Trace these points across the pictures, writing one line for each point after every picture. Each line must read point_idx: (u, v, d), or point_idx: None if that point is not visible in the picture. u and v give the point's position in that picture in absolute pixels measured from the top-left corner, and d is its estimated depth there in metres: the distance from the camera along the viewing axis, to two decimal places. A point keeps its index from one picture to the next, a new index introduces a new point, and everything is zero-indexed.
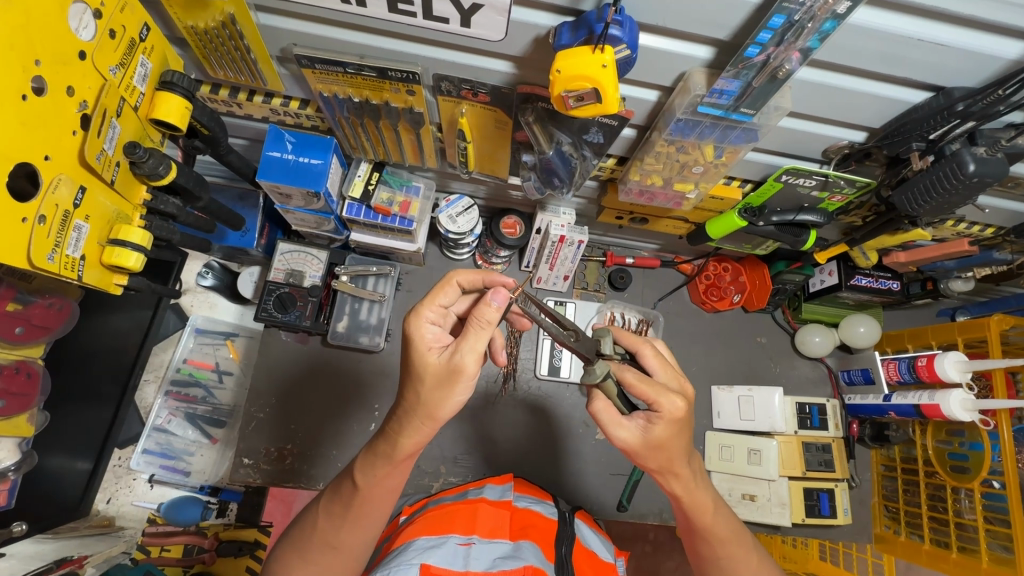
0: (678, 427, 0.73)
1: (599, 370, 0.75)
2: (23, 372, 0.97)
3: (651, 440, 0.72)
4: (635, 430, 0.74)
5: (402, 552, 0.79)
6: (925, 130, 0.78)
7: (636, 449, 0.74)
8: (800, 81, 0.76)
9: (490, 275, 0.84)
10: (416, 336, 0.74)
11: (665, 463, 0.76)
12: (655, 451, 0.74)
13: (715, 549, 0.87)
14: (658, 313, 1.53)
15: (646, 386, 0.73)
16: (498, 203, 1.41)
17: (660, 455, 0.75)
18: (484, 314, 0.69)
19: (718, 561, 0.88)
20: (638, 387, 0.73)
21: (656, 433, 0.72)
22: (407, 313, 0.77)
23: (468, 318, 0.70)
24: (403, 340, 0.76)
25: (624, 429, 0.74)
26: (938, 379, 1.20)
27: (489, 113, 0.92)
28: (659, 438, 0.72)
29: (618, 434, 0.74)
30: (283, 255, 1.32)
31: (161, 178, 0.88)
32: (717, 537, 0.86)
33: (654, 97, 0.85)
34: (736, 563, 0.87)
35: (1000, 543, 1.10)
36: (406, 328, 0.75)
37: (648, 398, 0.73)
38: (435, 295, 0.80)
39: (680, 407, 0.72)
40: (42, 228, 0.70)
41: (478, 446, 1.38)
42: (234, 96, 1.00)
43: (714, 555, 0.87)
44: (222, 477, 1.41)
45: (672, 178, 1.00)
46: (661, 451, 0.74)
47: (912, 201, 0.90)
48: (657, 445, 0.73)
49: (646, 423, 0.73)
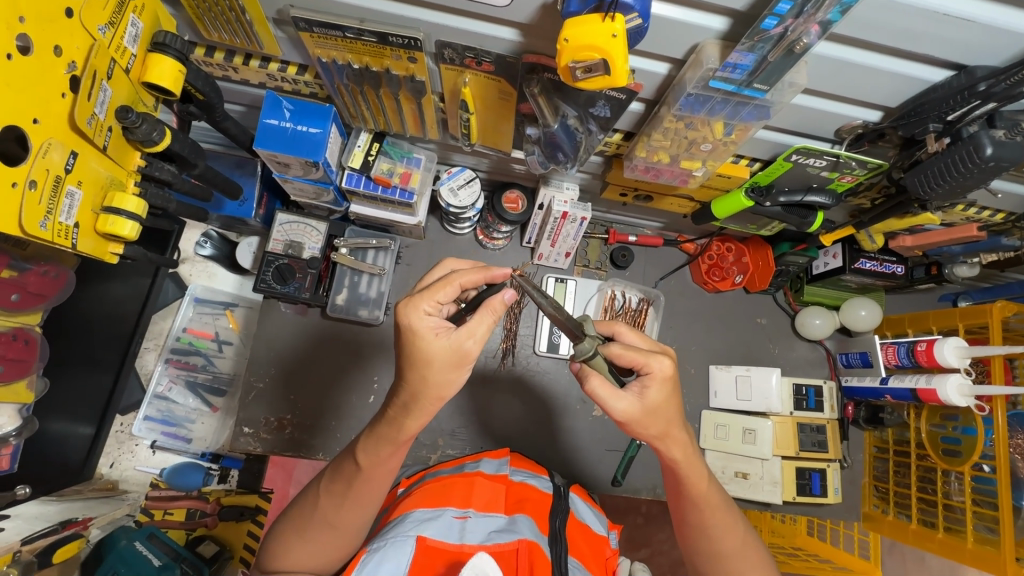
0: (670, 387, 0.77)
1: (588, 347, 0.77)
2: (21, 339, 0.96)
3: (647, 407, 0.75)
4: (633, 399, 0.75)
5: (399, 523, 0.80)
6: (944, 110, 0.76)
7: (636, 419, 0.76)
8: (818, 56, 0.73)
9: (491, 272, 0.82)
10: (419, 328, 0.73)
11: (663, 429, 0.78)
12: (653, 417, 0.76)
13: (705, 517, 0.89)
14: (659, 292, 1.52)
15: (634, 352, 0.77)
16: (501, 176, 1.38)
17: (659, 421, 0.77)
18: (493, 303, 0.73)
19: (707, 529, 0.89)
20: (625, 355, 0.78)
21: (652, 396, 0.75)
22: (404, 304, 0.74)
23: (481, 304, 0.72)
24: (402, 333, 0.74)
25: (622, 400, 0.75)
26: (937, 363, 1.21)
27: (492, 82, 0.89)
28: (655, 402, 0.75)
29: (616, 406, 0.74)
30: (281, 226, 1.30)
31: (155, 144, 0.85)
32: (709, 504, 0.88)
33: (665, 70, 0.82)
34: (724, 532, 0.89)
35: (985, 525, 1.12)
36: (407, 321, 0.73)
37: (638, 363, 0.77)
38: (434, 291, 0.76)
39: (669, 367, 0.77)
40: (33, 194, 0.69)
41: (479, 420, 1.39)
42: (230, 59, 0.96)
43: (703, 523, 0.89)
44: (222, 444, 1.47)
45: (679, 155, 0.97)
46: (659, 417, 0.77)
47: (925, 184, 0.87)
48: (655, 410, 0.76)
49: (641, 389, 0.76)
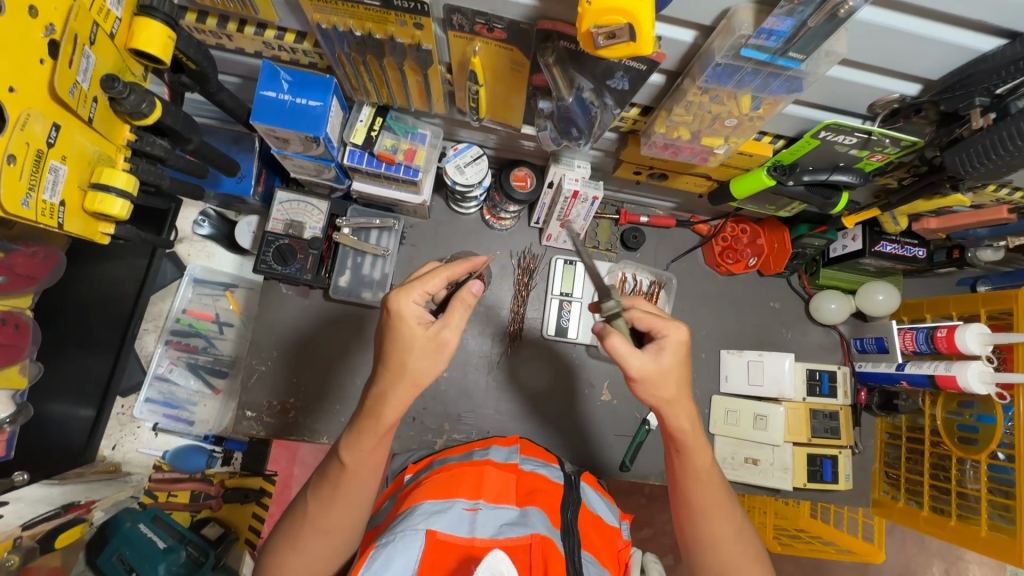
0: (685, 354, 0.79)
1: (614, 306, 0.76)
2: (11, 324, 0.93)
3: (663, 366, 0.76)
4: (649, 358, 0.76)
5: (408, 516, 0.77)
6: (994, 83, 0.71)
7: (651, 376, 0.76)
8: (860, 22, 0.67)
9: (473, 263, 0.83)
10: (404, 313, 0.73)
11: (676, 393, 0.78)
12: (668, 378, 0.77)
13: (703, 496, 0.86)
14: (671, 275, 1.48)
15: (654, 316, 0.79)
16: (508, 153, 1.32)
17: (673, 384, 0.78)
18: (465, 295, 0.74)
19: (704, 509, 0.86)
20: (645, 318, 0.79)
21: (668, 357, 0.76)
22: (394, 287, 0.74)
23: (452, 297, 0.73)
24: (388, 315, 0.74)
25: (639, 359, 0.75)
26: (957, 350, 1.17)
27: (504, 52, 0.83)
28: (670, 363, 0.76)
29: (633, 362, 0.75)
30: (281, 204, 1.26)
31: (145, 117, 0.80)
32: (708, 483, 0.86)
33: (691, 38, 0.76)
34: (721, 517, 0.86)
35: (1000, 513, 1.11)
36: (392, 304, 0.73)
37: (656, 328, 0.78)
38: (425, 280, 0.76)
39: (684, 334, 0.78)
40: (13, 169, 0.65)
41: (485, 404, 1.37)
42: (223, 26, 0.90)
43: (700, 501, 0.86)
44: (226, 426, 1.43)
45: (701, 131, 0.92)
46: (673, 380, 0.77)
47: (966, 163, 0.82)
48: (669, 372, 0.77)
49: (658, 350, 0.77)
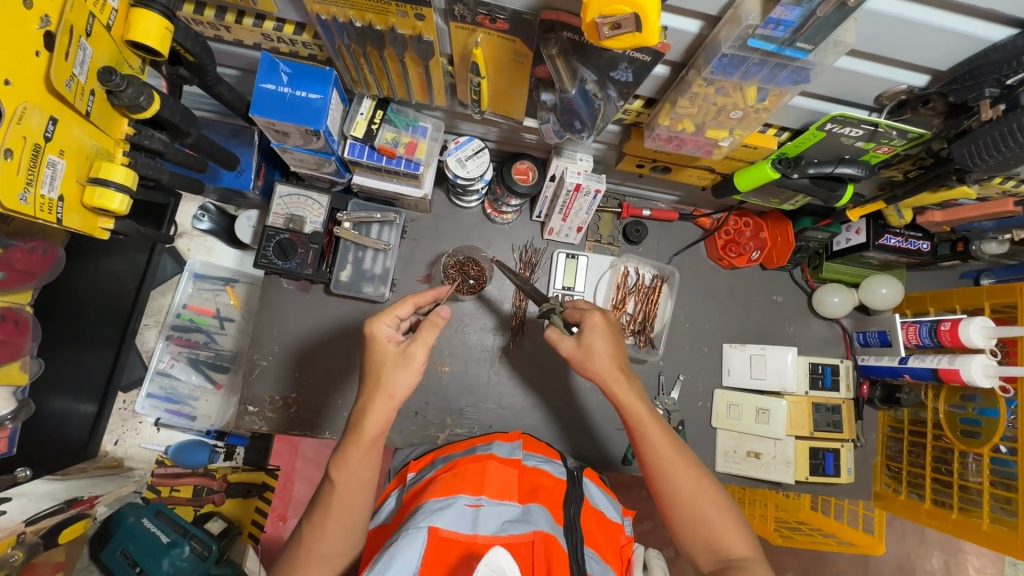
0: (608, 334, 0.92)
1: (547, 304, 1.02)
2: (11, 320, 0.93)
3: (584, 348, 0.92)
4: (573, 343, 0.93)
5: (411, 515, 0.77)
6: (1004, 73, 0.70)
7: (577, 358, 0.93)
8: (868, 13, 0.66)
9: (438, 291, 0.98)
10: (376, 334, 0.84)
11: (603, 370, 0.91)
12: (592, 357, 0.91)
13: (654, 449, 0.87)
14: (674, 269, 1.45)
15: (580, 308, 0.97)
16: (510, 146, 1.31)
17: (597, 362, 0.91)
18: (435, 317, 0.83)
19: (660, 462, 0.86)
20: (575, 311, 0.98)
21: (586, 339, 0.92)
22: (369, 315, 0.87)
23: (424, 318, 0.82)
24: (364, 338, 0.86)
25: (565, 343, 0.94)
26: (960, 344, 1.17)
27: (507, 43, 0.82)
28: (590, 344, 0.91)
29: (561, 347, 0.95)
30: (281, 199, 1.24)
31: (143, 111, 0.79)
32: (655, 433, 0.88)
33: (697, 28, 0.75)
34: (677, 465, 0.86)
35: (1002, 506, 1.11)
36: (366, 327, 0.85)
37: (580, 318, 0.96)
38: (394, 307, 0.90)
39: (599, 318, 0.92)
40: (9, 163, 0.64)
41: (487, 398, 1.37)
42: (222, 17, 0.89)
43: (653, 455, 0.87)
44: (228, 421, 1.43)
45: (705, 124, 0.90)
46: (594, 358, 0.91)
47: (974, 155, 0.82)
48: (593, 352, 0.91)
49: (581, 336, 0.93)
